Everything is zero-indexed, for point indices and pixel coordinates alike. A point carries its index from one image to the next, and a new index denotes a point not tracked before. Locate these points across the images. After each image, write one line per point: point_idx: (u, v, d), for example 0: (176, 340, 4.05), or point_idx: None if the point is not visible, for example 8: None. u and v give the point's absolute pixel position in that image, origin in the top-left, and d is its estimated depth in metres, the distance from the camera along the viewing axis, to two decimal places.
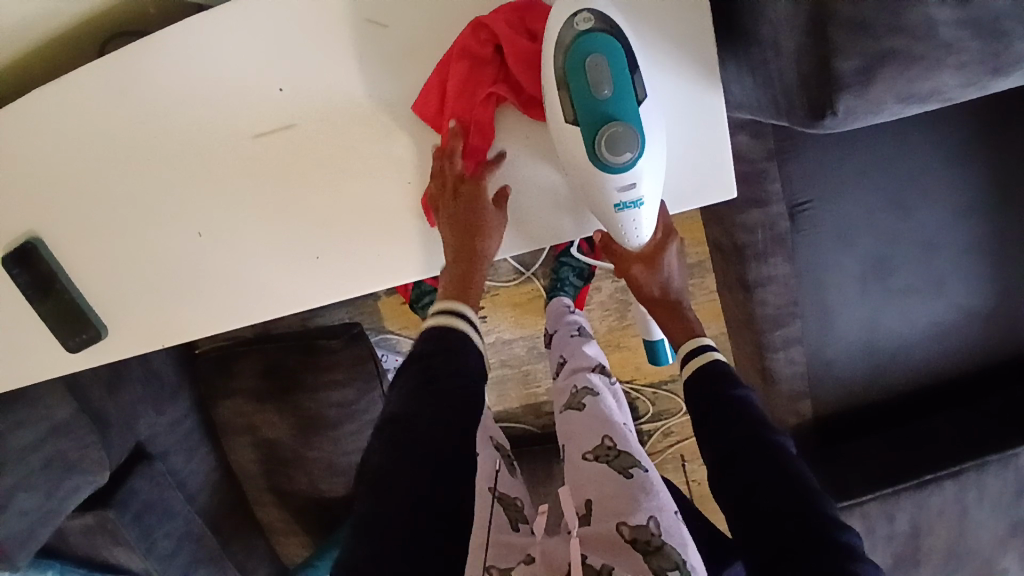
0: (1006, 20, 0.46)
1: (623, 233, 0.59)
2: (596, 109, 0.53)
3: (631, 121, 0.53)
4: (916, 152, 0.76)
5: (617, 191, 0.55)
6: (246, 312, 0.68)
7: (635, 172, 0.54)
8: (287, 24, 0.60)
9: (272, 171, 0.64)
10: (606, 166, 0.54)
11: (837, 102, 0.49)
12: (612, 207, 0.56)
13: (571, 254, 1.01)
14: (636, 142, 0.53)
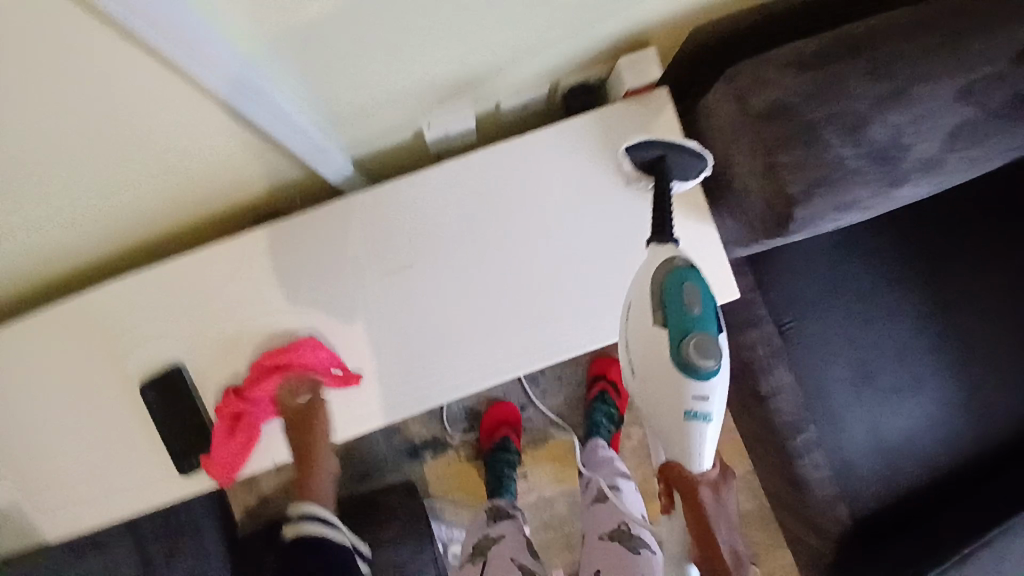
0: (886, 150, 0.71)
1: (691, 443, 0.72)
2: (685, 325, 0.69)
3: (711, 338, 0.69)
4: (863, 279, 0.99)
5: (692, 399, 0.70)
6: (363, 421, 0.81)
7: (708, 386, 0.70)
8: (413, 192, 0.81)
9: (393, 300, 0.80)
10: (691, 370, 0.69)
11: (795, 212, 0.72)
12: (685, 413, 0.70)
13: (604, 400, 1.14)
14: (716, 358, 0.68)
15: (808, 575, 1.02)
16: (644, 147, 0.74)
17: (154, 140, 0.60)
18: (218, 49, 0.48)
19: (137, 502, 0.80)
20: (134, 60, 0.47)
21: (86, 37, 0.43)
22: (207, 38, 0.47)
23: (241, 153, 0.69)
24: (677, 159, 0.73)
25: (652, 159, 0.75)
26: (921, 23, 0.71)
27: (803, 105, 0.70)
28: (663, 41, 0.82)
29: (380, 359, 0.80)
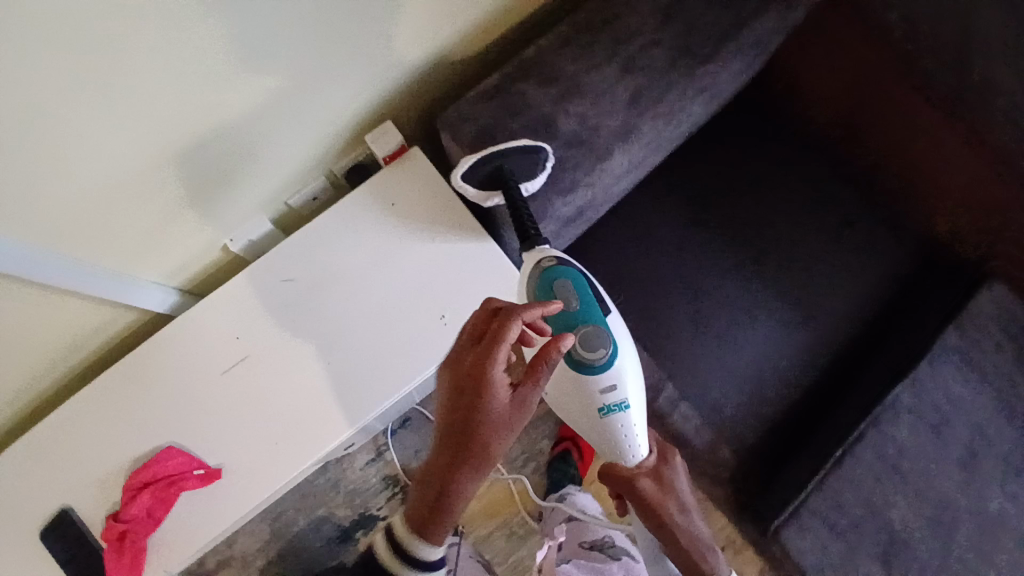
0: (581, 137, 0.84)
1: (617, 433, 0.83)
2: (571, 318, 0.80)
3: (599, 325, 0.81)
4: (670, 239, 1.07)
5: (603, 392, 0.80)
6: (234, 507, 0.88)
7: (612, 371, 0.81)
8: (231, 293, 0.92)
9: (236, 391, 0.90)
10: (598, 364, 0.80)
11: (526, 208, 0.83)
12: (602, 411, 0.81)
13: (561, 459, 1.24)
14: (607, 346, 0.79)
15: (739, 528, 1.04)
16: (474, 166, 0.80)
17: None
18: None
19: None
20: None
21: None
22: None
23: (61, 309, 0.82)
24: (515, 163, 0.80)
25: (491, 171, 0.81)
26: (572, 33, 0.87)
27: (497, 121, 0.84)
28: (402, 113, 0.97)
29: (236, 446, 0.89)
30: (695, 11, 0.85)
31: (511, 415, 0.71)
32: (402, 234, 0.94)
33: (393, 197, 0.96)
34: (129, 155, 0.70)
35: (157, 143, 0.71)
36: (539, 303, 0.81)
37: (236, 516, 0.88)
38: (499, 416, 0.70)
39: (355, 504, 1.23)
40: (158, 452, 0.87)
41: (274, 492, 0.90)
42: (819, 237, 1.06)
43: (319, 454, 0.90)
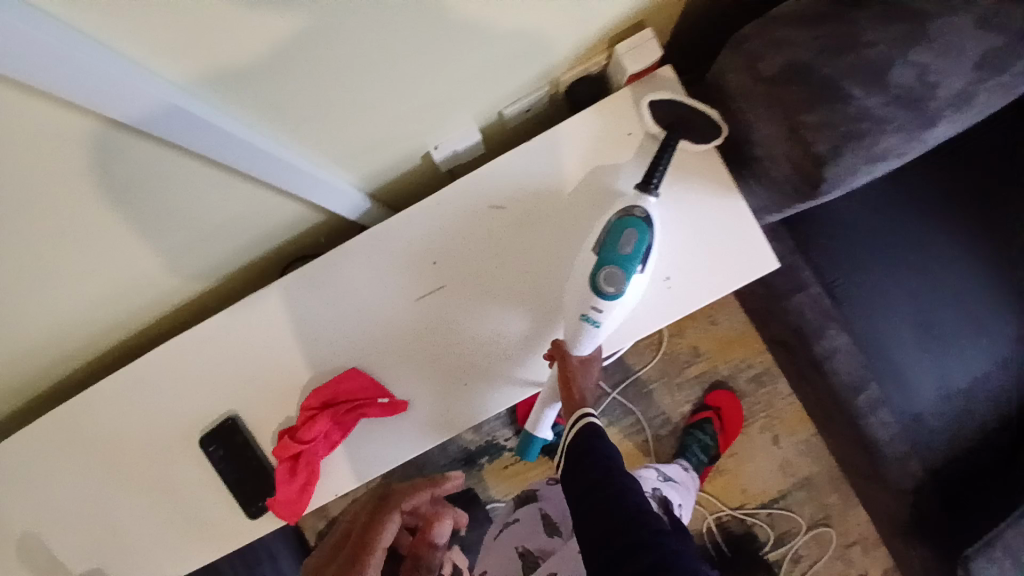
0: (914, 94, 0.67)
1: (578, 339, 0.74)
2: (611, 255, 0.71)
3: (628, 273, 0.71)
4: (907, 225, 0.94)
5: (591, 306, 0.72)
6: (413, 440, 0.82)
7: (608, 303, 0.71)
8: (436, 211, 0.81)
9: (428, 322, 0.81)
10: (591, 297, 0.71)
11: (827, 172, 0.68)
12: (580, 315, 0.73)
13: (698, 427, 1.13)
14: (613, 286, 0.71)
15: (911, 541, 0.98)
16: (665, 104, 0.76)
17: (148, 199, 0.60)
18: (175, 118, 0.49)
19: (206, 546, 0.83)
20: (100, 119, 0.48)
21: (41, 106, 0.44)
22: (156, 101, 0.46)
23: (252, 201, 0.70)
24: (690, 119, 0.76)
25: (673, 115, 0.76)
26: None
27: (817, 58, 0.66)
28: (664, 19, 0.79)
29: (423, 381, 0.81)
30: None
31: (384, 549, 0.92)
32: (637, 172, 0.79)
33: (634, 126, 0.79)
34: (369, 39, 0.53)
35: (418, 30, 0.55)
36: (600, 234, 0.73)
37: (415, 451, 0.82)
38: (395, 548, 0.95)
39: (482, 431, 1.19)
40: (342, 374, 0.81)
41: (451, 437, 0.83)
42: None
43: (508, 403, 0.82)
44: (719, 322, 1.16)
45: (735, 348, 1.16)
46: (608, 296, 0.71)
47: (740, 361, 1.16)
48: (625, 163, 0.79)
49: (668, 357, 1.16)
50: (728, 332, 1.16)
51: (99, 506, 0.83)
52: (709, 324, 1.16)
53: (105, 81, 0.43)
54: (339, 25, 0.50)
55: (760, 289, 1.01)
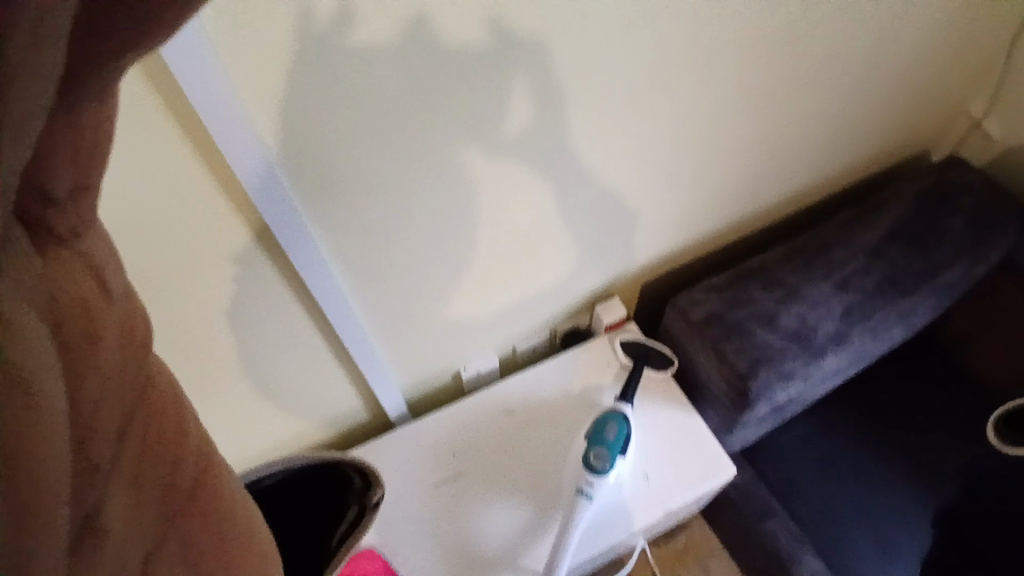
0: (800, 334, 0.97)
1: (574, 516, 0.88)
2: (598, 440, 0.91)
3: (611, 455, 0.90)
4: (850, 455, 1.12)
5: (585, 482, 0.89)
6: None
7: (598, 479, 0.89)
8: (459, 409, 1.03)
9: (442, 504, 0.95)
10: (585, 473, 0.90)
11: (749, 384, 0.93)
12: (578, 492, 0.89)
13: None
14: (602, 465, 0.89)
15: None
16: (631, 343, 1.06)
17: (267, 369, 0.85)
18: (342, 301, 0.80)
19: None
20: (287, 306, 0.78)
21: (264, 293, 0.74)
22: (340, 288, 0.79)
23: (327, 384, 0.95)
24: (651, 353, 1.05)
25: (638, 352, 1.05)
26: (790, 253, 1.08)
27: (726, 310, 1.00)
28: (626, 292, 1.16)
29: (434, 560, 0.91)
30: (902, 251, 1.05)
31: (121, 359, 0.25)
32: (615, 391, 1.04)
33: (611, 358, 1.07)
34: (452, 274, 0.88)
35: (472, 259, 0.88)
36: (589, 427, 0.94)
37: None
38: (121, 325, 0.25)
39: None
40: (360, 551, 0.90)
41: None
42: None
43: None
44: (710, 567, 1.22)
45: None
46: (599, 472, 0.89)
47: None
48: (605, 381, 1.05)
49: None
50: None
51: None
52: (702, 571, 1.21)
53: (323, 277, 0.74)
54: (428, 252, 0.82)
55: (733, 518, 1.12)
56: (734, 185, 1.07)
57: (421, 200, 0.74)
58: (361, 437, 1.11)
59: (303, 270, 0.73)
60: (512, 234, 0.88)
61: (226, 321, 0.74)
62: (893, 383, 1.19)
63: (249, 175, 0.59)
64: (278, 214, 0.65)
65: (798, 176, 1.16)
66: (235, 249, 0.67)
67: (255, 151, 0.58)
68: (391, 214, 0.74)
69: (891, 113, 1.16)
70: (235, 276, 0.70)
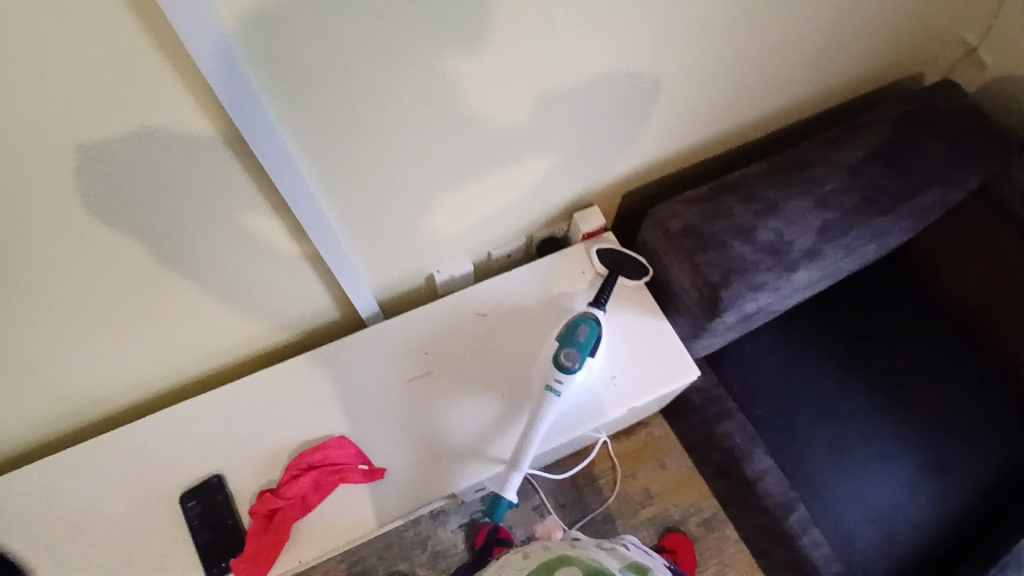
0: (775, 248, 0.98)
1: (541, 411, 0.90)
2: (569, 341, 0.92)
3: (581, 355, 0.91)
4: (809, 369, 1.15)
5: (553, 378, 0.91)
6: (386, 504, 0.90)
7: (567, 376, 0.91)
8: (432, 311, 1.02)
9: (412, 399, 0.96)
10: (554, 370, 0.91)
11: (721, 294, 0.94)
12: (545, 387, 0.91)
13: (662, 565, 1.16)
14: (571, 363, 0.91)
15: None
16: (606, 252, 1.05)
17: (232, 260, 0.82)
18: (308, 197, 0.75)
19: None
20: (249, 199, 0.73)
21: (222, 181, 0.69)
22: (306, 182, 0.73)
23: (293, 280, 0.92)
24: (625, 262, 1.04)
25: (612, 260, 1.05)
26: (773, 168, 1.06)
27: (704, 222, 0.99)
28: (605, 200, 1.14)
29: (403, 450, 0.93)
30: (884, 170, 1.05)
31: None
32: (588, 297, 1.04)
33: (585, 267, 1.07)
34: (426, 173, 0.84)
35: (453, 155, 0.83)
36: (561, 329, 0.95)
37: (387, 515, 0.90)
38: None
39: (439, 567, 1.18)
40: (328, 440, 0.91)
41: (420, 506, 0.92)
42: (960, 394, 1.13)
43: (470, 478, 0.92)
44: (666, 464, 1.28)
45: (684, 491, 1.26)
46: (568, 371, 0.91)
47: (689, 504, 1.25)
48: (579, 288, 1.05)
49: (623, 496, 1.25)
50: (675, 475, 1.27)
51: (69, 553, 0.86)
52: (659, 467, 1.27)
53: (287, 164, 0.69)
54: (402, 148, 0.77)
55: (695, 422, 1.17)
56: (725, 93, 1.02)
57: (396, 87, 0.68)
58: (333, 334, 1.11)
59: (265, 161, 0.67)
60: (492, 136, 0.83)
61: (184, 208, 0.70)
62: (859, 302, 1.21)
63: (202, 55, 0.53)
64: (235, 95, 0.58)
65: (790, 87, 1.12)
66: (188, 129, 0.61)
67: (207, 24, 0.51)
68: (361, 101, 0.68)
69: (893, 27, 1.10)
70: (191, 160, 0.64)
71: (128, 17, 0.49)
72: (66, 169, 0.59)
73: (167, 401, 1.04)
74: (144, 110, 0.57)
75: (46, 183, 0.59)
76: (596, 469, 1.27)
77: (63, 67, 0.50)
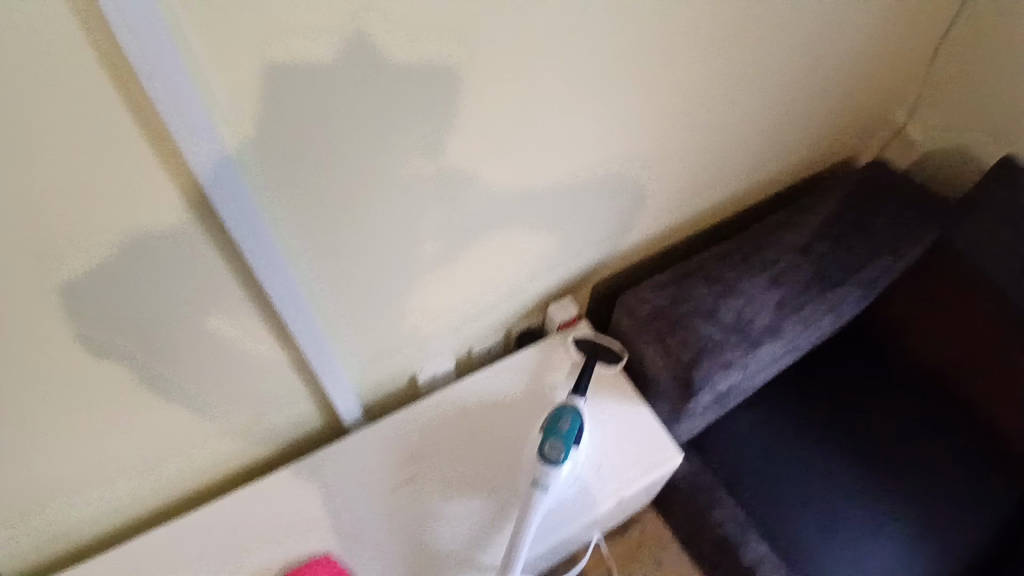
0: (739, 327, 1.03)
1: (527, 510, 0.90)
2: (553, 432, 0.93)
3: (565, 444, 0.92)
4: (793, 442, 1.17)
5: (539, 472, 0.90)
6: None
7: (553, 470, 0.90)
8: (419, 409, 1.04)
9: (397, 506, 0.95)
10: (540, 464, 0.91)
11: (694, 375, 0.97)
12: (531, 483, 0.91)
13: None
14: (556, 456, 0.91)
15: None
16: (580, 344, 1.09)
17: (218, 374, 0.84)
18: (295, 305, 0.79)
19: None
20: (234, 316, 0.77)
21: (218, 297, 0.73)
22: (296, 291, 0.78)
23: (280, 390, 0.94)
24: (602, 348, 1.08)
25: (588, 347, 1.08)
26: (730, 250, 1.14)
27: (670, 306, 1.05)
28: (576, 290, 1.20)
29: (392, 564, 0.91)
30: (831, 247, 1.13)
31: None
32: (568, 387, 1.06)
33: (563, 356, 1.10)
34: (407, 277, 0.89)
35: (440, 258, 0.90)
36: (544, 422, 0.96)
37: None
38: None
39: None
40: (314, 559, 0.89)
41: None
42: (938, 456, 1.16)
43: None
44: (663, 561, 1.25)
45: None
46: (554, 464, 0.90)
47: None
48: (559, 377, 1.08)
49: None
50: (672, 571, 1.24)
51: None
52: (656, 565, 1.25)
53: (284, 274, 0.74)
54: (391, 253, 0.84)
55: (684, 507, 1.16)
56: (679, 186, 1.12)
57: (380, 199, 0.75)
58: (319, 442, 1.11)
59: (261, 272, 0.72)
60: (475, 235, 0.90)
61: (174, 327, 0.73)
62: (831, 371, 1.26)
63: (209, 179, 0.60)
64: (235, 212, 0.64)
65: (737, 177, 1.22)
66: (178, 247, 0.65)
67: (213, 150, 0.58)
68: (349, 215, 0.74)
69: (822, 119, 1.23)
70: (178, 281, 0.68)
71: (131, 146, 0.55)
72: (53, 298, 0.62)
73: (145, 524, 1.01)
74: (138, 232, 0.61)
75: (31, 311, 0.61)
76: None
77: (61, 203, 0.55)
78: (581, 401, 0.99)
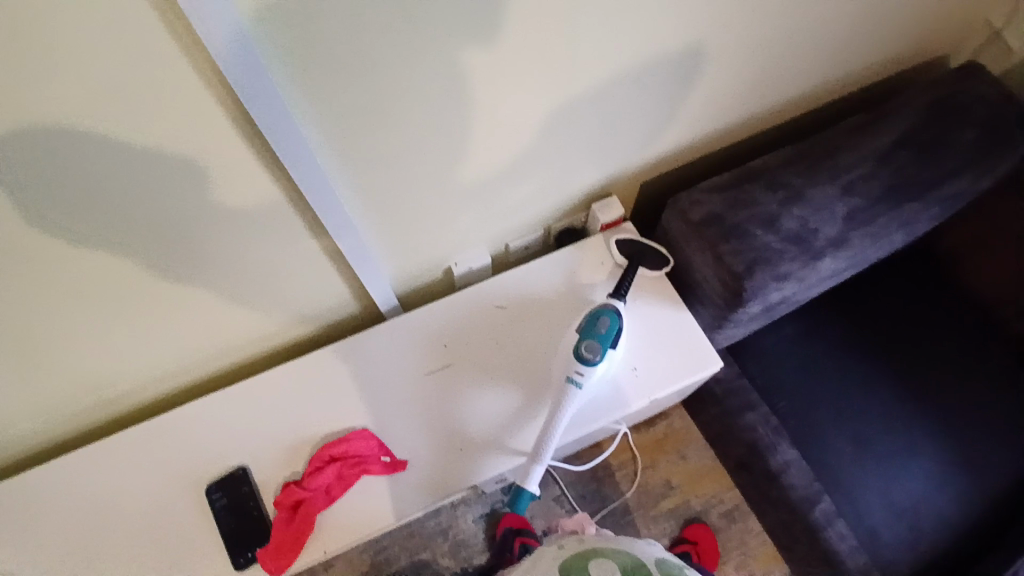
0: (801, 236, 0.96)
1: (561, 403, 0.90)
2: (589, 333, 0.92)
3: (602, 345, 0.90)
4: (834, 361, 1.13)
5: (574, 370, 0.90)
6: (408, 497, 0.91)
7: (587, 369, 0.90)
8: (453, 302, 1.02)
9: (431, 392, 0.96)
10: (575, 362, 0.90)
11: (745, 284, 0.92)
12: (566, 379, 0.91)
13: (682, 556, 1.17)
14: (592, 355, 0.90)
15: None
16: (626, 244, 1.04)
17: (253, 255, 0.82)
18: (328, 189, 0.75)
19: None
20: (266, 195, 0.73)
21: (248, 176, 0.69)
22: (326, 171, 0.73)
23: (314, 274, 0.92)
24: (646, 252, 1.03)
25: (631, 251, 1.04)
26: (798, 154, 1.04)
27: (726, 211, 0.98)
28: (623, 189, 1.13)
29: (426, 444, 0.93)
30: (911, 156, 1.02)
31: None
32: (608, 288, 1.03)
33: (605, 257, 1.06)
34: (443, 164, 0.83)
35: (479, 145, 0.82)
36: (581, 322, 0.95)
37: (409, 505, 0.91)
38: None
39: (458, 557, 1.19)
40: (352, 432, 0.92)
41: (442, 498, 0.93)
42: (988, 384, 1.11)
43: (491, 470, 0.92)
44: (687, 454, 1.27)
45: (705, 483, 1.26)
46: (588, 364, 0.90)
47: (711, 496, 1.25)
48: (600, 278, 1.04)
49: (642, 488, 1.25)
50: (694, 467, 1.26)
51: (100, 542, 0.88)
52: (679, 458, 1.27)
53: (309, 155, 0.68)
54: (424, 139, 0.76)
55: (715, 414, 1.16)
56: (748, 78, 1.00)
57: (414, 75, 0.67)
58: (354, 326, 1.11)
59: (283, 151, 0.66)
60: (516, 123, 0.82)
61: (205, 205, 0.70)
62: (885, 292, 1.19)
63: (223, 46, 0.52)
64: (252, 85, 0.57)
65: (814, 72, 1.09)
66: (203, 123, 0.60)
67: (229, 17, 0.51)
68: (378, 92, 0.67)
69: (924, 6, 1.06)
70: (205, 155, 0.64)
71: (138, 8, 0.48)
72: (79, 169, 0.59)
73: (190, 393, 1.05)
74: (158, 104, 0.56)
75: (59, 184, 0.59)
76: (615, 462, 1.27)
77: (71, 63, 0.50)
78: (621, 304, 0.97)
